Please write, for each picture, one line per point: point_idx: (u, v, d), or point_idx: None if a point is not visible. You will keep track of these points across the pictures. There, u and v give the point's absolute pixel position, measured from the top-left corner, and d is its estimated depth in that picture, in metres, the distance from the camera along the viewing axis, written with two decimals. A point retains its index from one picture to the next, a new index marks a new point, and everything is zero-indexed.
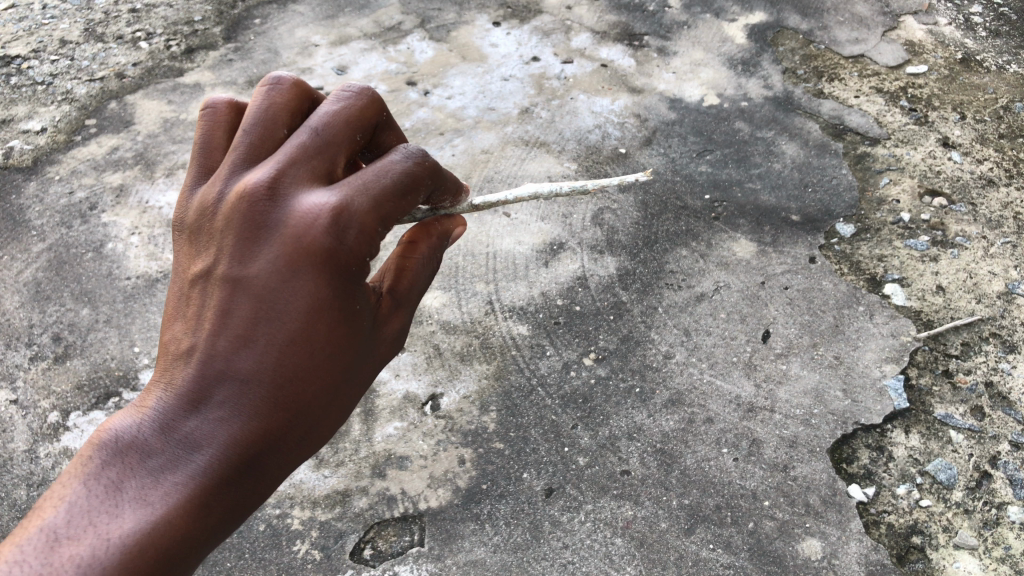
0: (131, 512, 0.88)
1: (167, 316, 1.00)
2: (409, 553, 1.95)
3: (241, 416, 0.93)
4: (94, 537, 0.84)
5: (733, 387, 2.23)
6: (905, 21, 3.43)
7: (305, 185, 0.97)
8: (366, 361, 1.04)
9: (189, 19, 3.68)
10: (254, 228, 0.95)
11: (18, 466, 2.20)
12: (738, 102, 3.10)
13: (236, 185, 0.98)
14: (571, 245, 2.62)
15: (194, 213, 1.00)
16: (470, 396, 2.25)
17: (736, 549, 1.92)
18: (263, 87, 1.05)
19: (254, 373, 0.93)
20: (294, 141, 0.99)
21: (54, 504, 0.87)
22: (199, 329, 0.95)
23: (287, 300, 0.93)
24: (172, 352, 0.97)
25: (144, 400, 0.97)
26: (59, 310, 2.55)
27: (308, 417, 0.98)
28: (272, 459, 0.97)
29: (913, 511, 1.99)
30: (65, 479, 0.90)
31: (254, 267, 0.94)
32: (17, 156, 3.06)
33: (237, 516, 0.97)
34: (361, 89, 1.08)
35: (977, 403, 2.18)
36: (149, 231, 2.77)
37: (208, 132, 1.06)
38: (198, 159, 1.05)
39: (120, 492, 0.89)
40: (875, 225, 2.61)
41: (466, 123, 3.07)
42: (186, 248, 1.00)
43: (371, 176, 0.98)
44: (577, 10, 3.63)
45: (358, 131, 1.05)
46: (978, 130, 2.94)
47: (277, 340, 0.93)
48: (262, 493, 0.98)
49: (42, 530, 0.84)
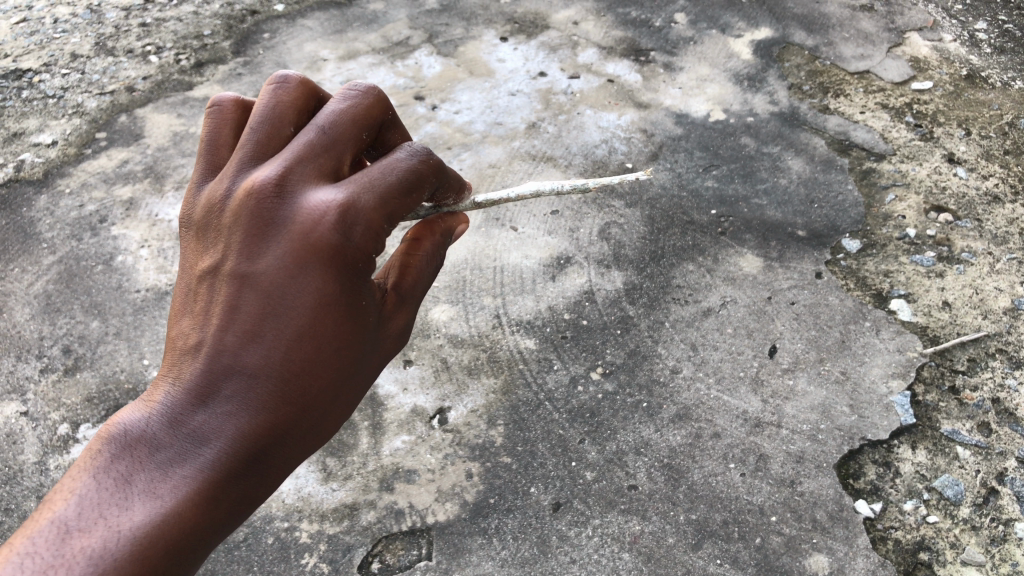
0: (141, 505, 0.91)
1: (175, 311, 1.03)
2: (418, 567, 1.96)
3: (249, 409, 0.97)
4: (104, 528, 0.88)
5: (740, 403, 2.24)
6: (910, 37, 3.45)
7: (312, 182, 0.99)
8: (371, 357, 1.07)
9: (199, 33, 3.72)
10: (261, 225, 0.98)
11: (29, 477, 2.21)
12: (744, 117, 3.12)
13: (244, 181, 1.00)
14: (577, 260, 2.63)
15: (202, 209, 1.03)
16: (478, 410, 2.26)
17: (743, 565, 1.93)
18: (270, 85, 1.07)
19: (262, 368, 0.97)
20: (301, 139, 1.01)
21: (65, 497, 0.91)
22: (206, 325, 0.98)
23: (294, 296, 0.97)
24: (180, 347, 1.00)
25: (152, 395, 1.01)
26: (69, 322, 2.57)
27: (314, 412, 1.01)
28: (279, 453, 1.01)
29: (921, 528, 1.99)
30: (75, 472, 0.94)
31: (261, 263, 0.97)
32: (29, 169, 3.09)
33: (245, 508, 1.01)
34: (367, 87, 1.10)
35: (984, 420, 2.18)
36: (159, 245, 2.80)
37: (215, 129, 1.09)
38: (205, 156, 1.08)
39: (130, 485, 0.93)
40: (881, 241, 2.62)
41: (474, 138, 3.10)
42: (194, 245, 1.03)
43: (376, 174, 1.01)
44: (584, 25, 3.66)
45: (364, 129, 1.07)
46: (984, 147, 2.95)
47: (284, 335, 0.97)
48: (269, 485, 1.02)
49: (53, 523, 0.88)
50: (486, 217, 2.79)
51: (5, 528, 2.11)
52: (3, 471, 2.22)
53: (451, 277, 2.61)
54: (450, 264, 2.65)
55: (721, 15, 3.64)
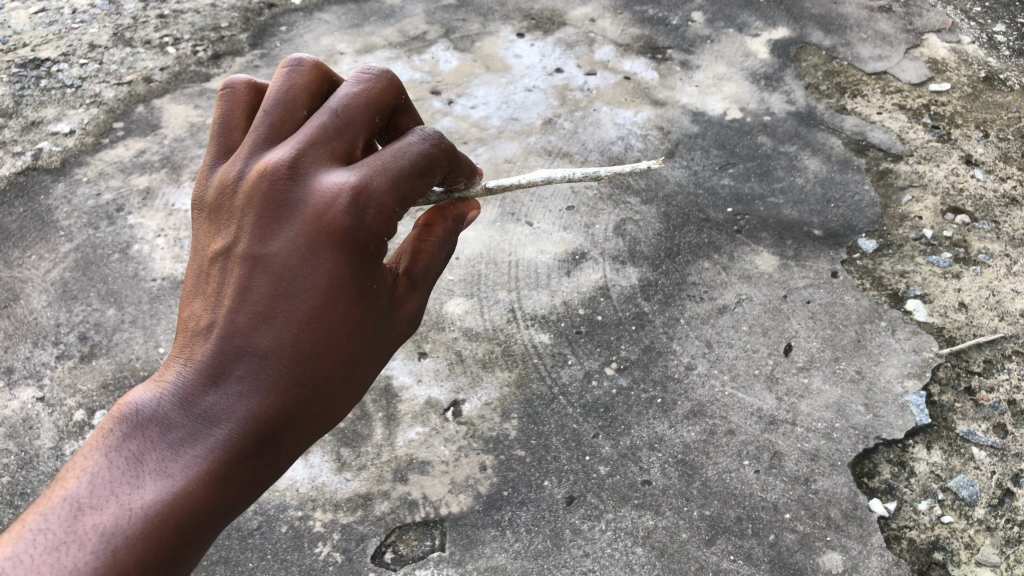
0: (152, 483, 0.93)
1: (187, 293, 1.04)
2: (431, 558, 1.97)
3: (259, 390, 0.98)
4: (117, 506, 0.89)
5: (754, 400, 2.23)
6: (929, 38, 3.45)
7: (324, 165, 0.99)
8: (382, 341, 1.07)
9: (217, 25, 3.74)
10: (274, 207, 0.98)
11: (45, 463, 2.22)
12: (761, 116, 3.12)
13: (257, 164, 1.01)
14: (593, 255, 2.64)
15: (215, 191, 1.04)
16: (492, 403, 2.26)
17: (757, 561, 1.93)
18: (284, 69, 1.08)
19: (274, 349, 0.97)
20: (315, 121, 1.01)
21: (77, 475, 0.92)
22: (219, 306, 0.99)
23: (306, 278, 0.97)
24: (192, 328, 1.01)
25: (163, 375, 1.02)
26: (85, 309, 2.58)
27: (325, 393, 1.02)
28: (290, 435, 1.02)
29: (935, 528, 1.99)
30: (87, 451, 0.95)
31: (273, 245, 0.98)
32: (46, 157, 3.11)
33: (255, 488, 1.01)
34: (382, 71, 1.10)
35: (1000, 421, 2.18)
36: (175, 235, 2.81)
37: (228, 112, 1.10)
38: (218, 138, 1.09)
39: (141, 464, 0.94)
40: (897, 242, 2.61)
41: (490, 133, 3.11)
42: (207, 227, 1.04)
43: (389, 158, 1.01)
44: (601, 22, 3.66)
45: (378, 113, 1.07)
46: (1002, 149, 2.95)
47: (296, 317, 0.98)
48: (279, 467, 1.03)
49: (65, 500, 0.89)
50: (501, 212, 2.79)
51: (21, 513, 2.12)
52: (19, 456, 2.23)
53: (465, 271, 2.62)
54: (464, 258, 2.66)
55: (738, 15, 3.64)
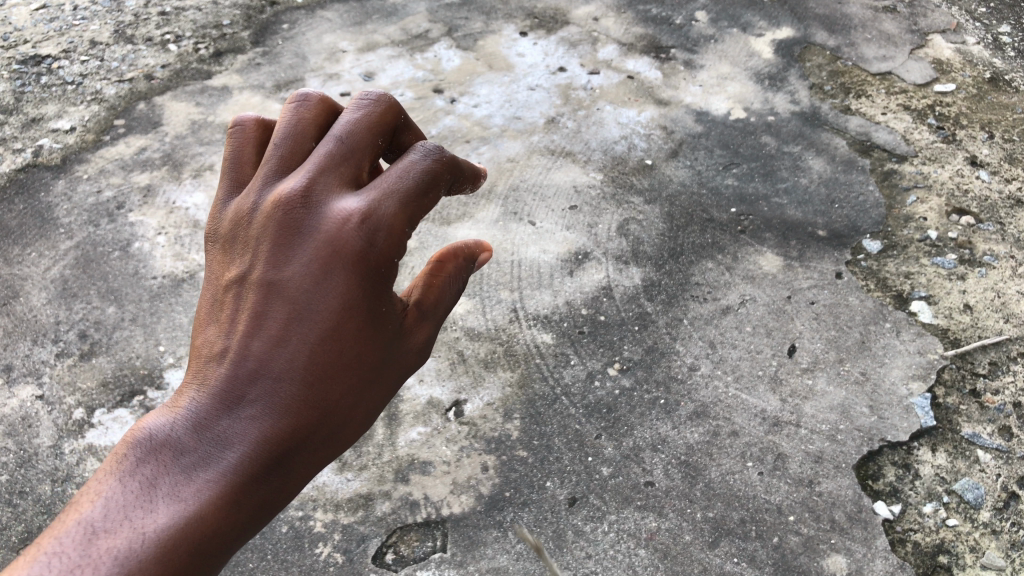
0: (165, 507, 0.87)
1: (200, 322, 1.03)
2: (432, 559, 1.95)
3: (272, 413, 0.95)
4: (130, 530, 0.84)
5: (758, 401, 2.22)
6: (933, 39, 3.44)
7: (336, 191, 0.98)
8: (392, 368, 1.05)
9: (218, 22, 3.72)
10: (288, 233, 0.97)
11: (43, 461, 2.20)
12: (765, 116, 3.11)
13: (271, 194, 0.99)
14: (596, 255, 2.62)
15: (229, 222, 1.02)
16: (494, 404, 2.25)
17: (760, 564, 1.92)
18: (290, 104, 1.05)
19: (287, 371, 0.95)
20: (322, 150, 1.00)
21: (91, 499, 0.87)
22: (233, 332, 0.98)
23: (319, 300, 0.96)
24: (205, 355, 0.99)
25: (176, 402, 0.98)
26: (85, 307, 2.57)
27: (336, 416, 0.99)
28: (301, 460, 0.98)
29: (940, 530, 1.98)
30: (100, 476, 0.90)
31: (287, 271, 0.97)
32: (47, 155, 3.09)
33: (265, 515, 0.96)
34: (380, 95, 1.07)
35: (1005, 424, 2.17)
36: (176, 232, 2.80)
37: (238, 148, 1.08)
38: (229, 173, 1.06)
39: (155, 488, 0.89)
40: (902, 243, 2.60)
41: (492, 132, 3.09)
42: (220, 257, 1.02)
43: (395, 179, 1.00)
44: (604, 21, 3.65)
45: (381, 136, 1.04)
46: (1007, 150, 2.93)
47: (310, 339, 0.96)
48: (289, 495, 0.98)
49: (79, 523, 0.83)
50: (504, 211, 2.78)
51: (20, 512, 2.11)
52: (18, 454, 2.22)
53: None
54: None
55: (743, 14, 3.63)
